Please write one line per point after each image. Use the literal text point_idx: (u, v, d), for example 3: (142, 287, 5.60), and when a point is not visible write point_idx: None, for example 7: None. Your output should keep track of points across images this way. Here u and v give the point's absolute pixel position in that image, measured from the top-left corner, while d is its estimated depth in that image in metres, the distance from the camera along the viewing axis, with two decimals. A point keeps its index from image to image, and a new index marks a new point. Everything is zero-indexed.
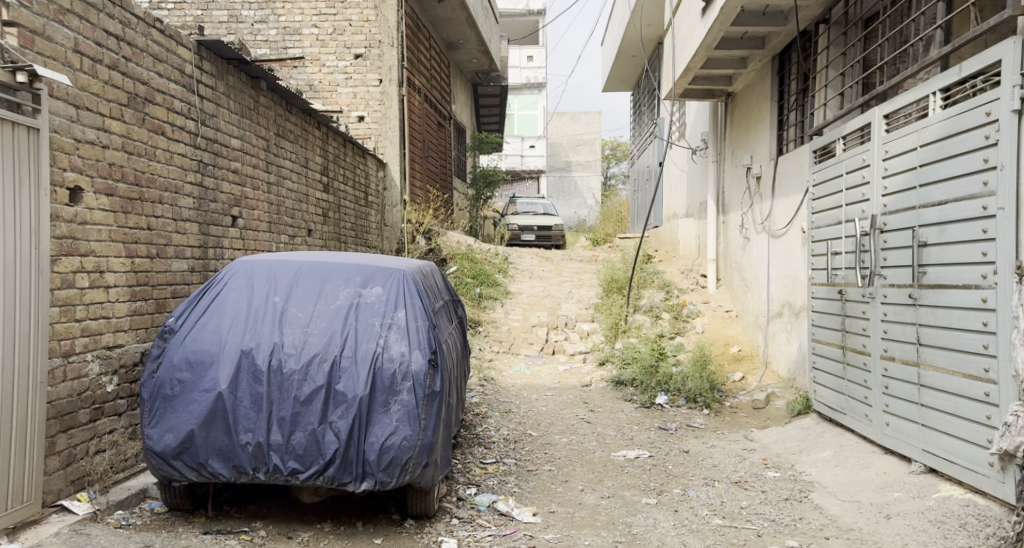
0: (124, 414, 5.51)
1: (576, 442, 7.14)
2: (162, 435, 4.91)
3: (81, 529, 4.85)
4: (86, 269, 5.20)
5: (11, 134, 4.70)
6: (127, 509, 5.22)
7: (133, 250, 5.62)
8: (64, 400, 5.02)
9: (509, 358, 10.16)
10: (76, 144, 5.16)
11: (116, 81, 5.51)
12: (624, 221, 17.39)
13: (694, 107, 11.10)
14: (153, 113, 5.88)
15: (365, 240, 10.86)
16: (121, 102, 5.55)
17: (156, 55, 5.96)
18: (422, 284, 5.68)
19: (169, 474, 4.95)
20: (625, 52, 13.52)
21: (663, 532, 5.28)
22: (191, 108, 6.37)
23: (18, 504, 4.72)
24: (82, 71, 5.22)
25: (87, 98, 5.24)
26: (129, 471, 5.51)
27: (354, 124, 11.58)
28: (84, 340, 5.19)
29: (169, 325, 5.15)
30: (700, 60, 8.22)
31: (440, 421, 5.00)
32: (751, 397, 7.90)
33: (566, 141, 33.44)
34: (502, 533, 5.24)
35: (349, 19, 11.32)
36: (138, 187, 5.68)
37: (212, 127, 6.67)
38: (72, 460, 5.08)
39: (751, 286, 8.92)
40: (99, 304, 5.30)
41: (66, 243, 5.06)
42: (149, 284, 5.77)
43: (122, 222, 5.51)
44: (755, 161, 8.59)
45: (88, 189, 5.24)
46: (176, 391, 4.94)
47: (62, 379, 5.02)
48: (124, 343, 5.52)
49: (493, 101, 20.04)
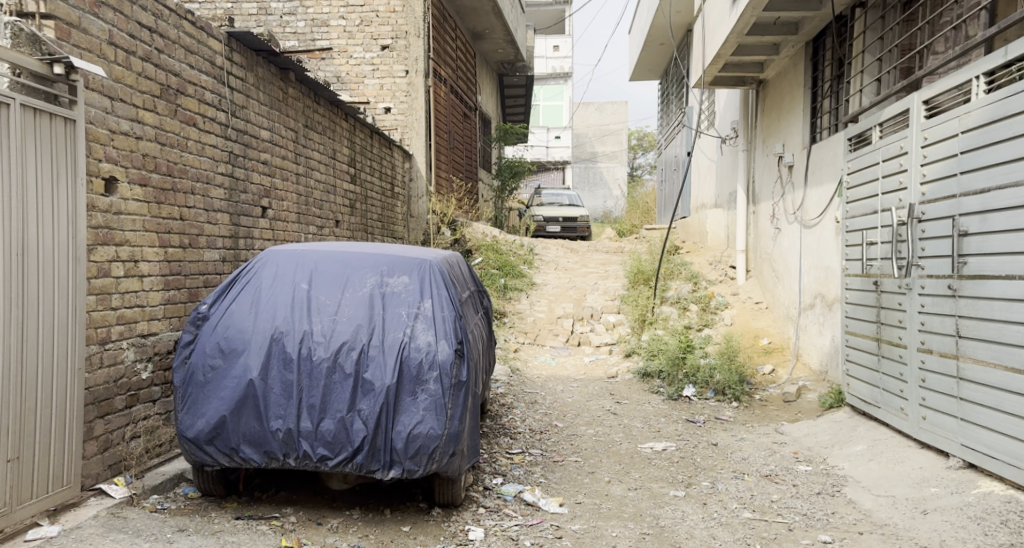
0: (159, 402, 5.52)
1: (603, 434, 7.10)
2: (194, 421, 4.92)
3: (120, 512, 4.86)
4: (122, 258, 5.21)
5: (49, 126, 4.73)
6: (162, 494, 5.21)
7: (167, 239, 5.63)
8: (101, 387, 5.04)
9: (534, 350, 10.14)
10: (111, 135, 5.16)
11: (150, 72, 5.50)
12: (650, 212, 17.15)
13: (723, 95, 10.90)
14: (185, 105, 5.87)
15: (391, 230, 10.85)
16: (153, 93, 5.54)
17: (188, 47, 5.95)
18: (448, 274, 5.66)
19: (202, 459, 4.95)
20: (653, 40, 13.37)
21: (692, 525, 5.23)
22: (222, 99, 6.36)
23: (58, 486, 4.76)
24: (116, 63, 5.22)
25: (121, 89, 5.24)
26: (163, 457, 5.52)
27: (381, 115, 11.60)
28: (120, 328, 5.20)
29: (202, 311, 5.16)
30: (731, 47, 8.04)
31: (466, 411, 4.96)
32: (782, 390, 7.75)
33: (592, 131, 33.20)
34: (528, 523, 5.21)
35: (376, 10, 11.31)
36: (171, 178, 5.69)
37: (242, 119, 6.65)
38: (109, 445, 5.10)
39: (782, 277, 8.75)
40: (133, 293, 5.31)
41: (102, 233, 5.06)
42: (182, 273, 5.78)
43: (156, 212, 5.51)
44: (787, 150, 8.41)
45: (122, 179, 5.24)
46: (209, 377, 4.95)
47: (99, 366, 5.03)
48: (158, 331, 5.53)
49: (518, 91, 19.96)
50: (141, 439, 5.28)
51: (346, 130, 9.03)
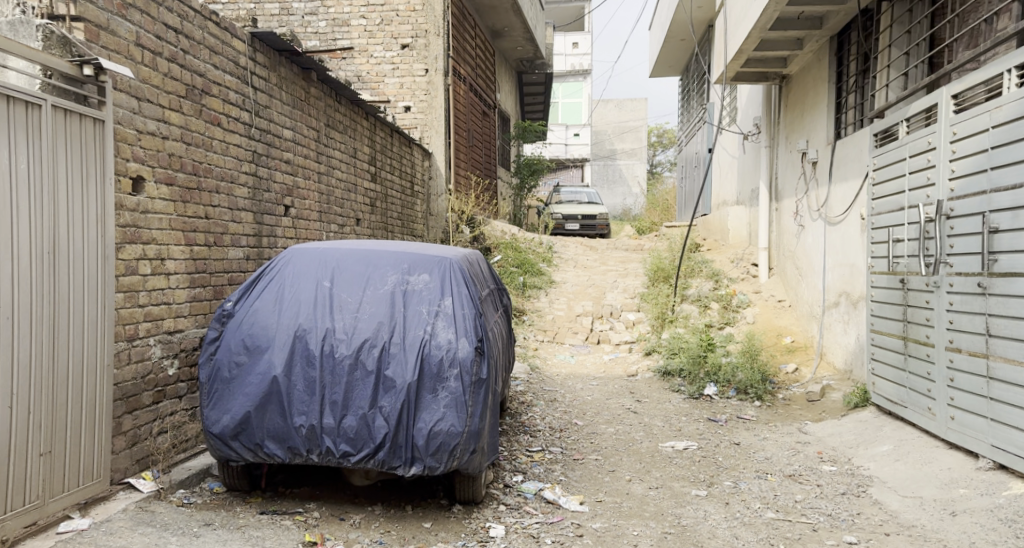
0: (185, 398, 5.53)
1: (623, 432, 7.05)
2: (219, 416, 4.93)
3: (147, 506, 4.87)
4: (149, 256, 5.23)
5: (79, 127, 4.75)
6: (189, 488, 5.22)
7: (192, 238, 5.63)
8: (129, 383, 5.06)
9: (553, 348, 10.11)
10: (139, 135, 5.18)
11: (175, 73, 5.52)
12: (670, 209, 17.04)
13: (745, 91, 10.80)
14: (210, 105, 5.88)
15: (410, 228, 10.84)
16: (179, 93, 5.55)
17: (212, 47, 5.96)
18: (468, 272, 5.64)
19: (227, 454, 4.95)
20: (674, 36, 13.28)
21: (714, 525, 5.18)
22: (246, 99, 6.36)
23: (88, 480, 4.78)
24: (143, 64, 5.24)
25: (148, 90, 5.25)
26: (190, 452, 5.53)
27: (401, 114, 11.60)
28: (147, 325, 5.22)
29: (227, 309, 5.17)
30: (754, 42, 7.96)
31: (486, 408, 4.93)
32: (805, 389, 7.67)
33: (611, 128, 33.07)
34: (548, 521, 5.17)
35: (396, 9, 11.31)
36: (197, 177, 5.69)
37: (265, 118, 6.65)
38: (137, 440, 5.12)
39: (805, 275, 8.66)
40: (160, 290, 5.33)
41: (129, 231, 5.08)
42: (207, 270, 5.79)
43: (182, 211, 5.52)
44: (810, 146, 8.32)
45: (149, 179, 5.26)
46: (234, 374, 4.95)
47: (127, 362, 5.05)
48: (184, 328, 5.55)
49: (537, 88, 19.91)
50: (168, 434, 5.29)
51: (367, 129, 9.02)
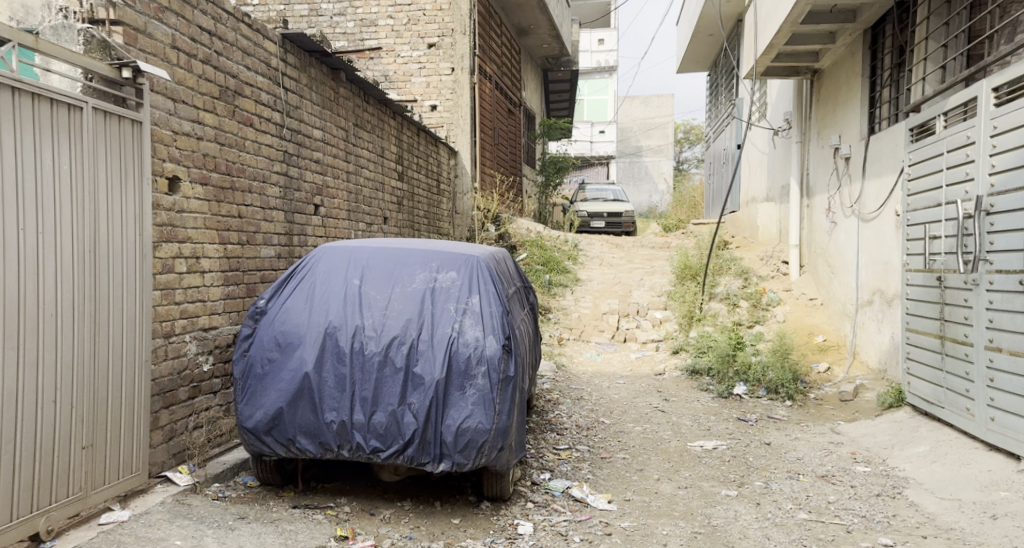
0: (219, 393, 5.53)
1: (651, 431, 6.98)
2: (252, 412, 4.92)
3: (184, 499, 4.88)
4: (185, 255, 5.24)
5: (117, 128, 4.78)
6: (223, 482, 5.22)
7: (226, 236, 5.63)
8: (166, 378, 5.07)
9: (579, 346, 10.05)
10: (174, 136, 5.18)
11: (209, 74, 5.52)
12: (698, 206, 16.91)
13: (775, 86, 10.66)
14: (243, 106, 5.88)
15: (436, 226, 10.82)
16: (212, 95, 5.55)
17: (245, 49, 5.96)
18: (495, 271, 5.60)
19: (260, 449, 4.95)
20: (702, 31, 13.17)
21: (745, 525, 5.11)
22: (277, 99, 6.36)
23: (128, 473, 4.81)
24: (179, 66, 5.25)
25: (183, 92, 5.26)
26: (225, 446, 5.54)
27: (427, 113, 11.59)
28: (183, 322, 5.23)
29: (260, 306, 5.17)
30: (785, 36, 7.85)
31: (514, 406, 4.88)
32: (838, 389, 7.56)
33: (637, 125, 32.90)
34: (576, 519, 5.12)
35: (423, 8, 11.31)
36: (230, 177, 5.69)
37: (296, 119, 6.65)
38: (174, 435, 5.14)
39: (838, 273, 8.54)
40: (195, 288, 5.34)
41: (166, 230, 5.09)
42: (241, 268, 5.78)
43: (216, 210, 5.52)
44: (843, 142, 8.19)
45: (185, 179, 5.26)
46: (267, 369, 4.94)
47: (164, 358, 5.07)
48: (219, 325, 5.55)
49: (563, 86, 19.84)
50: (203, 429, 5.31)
51: (394, 127, 9.01)
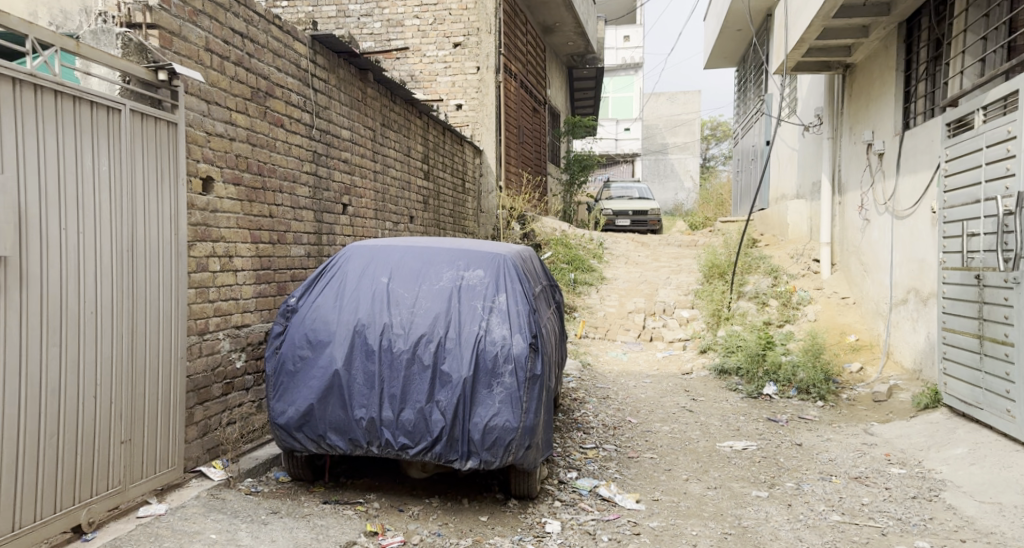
0: (252, 390, 5.53)
1: (679, 431, 6.89)
2: (283, 408, 4.90)
3: (219, 493, 4.88)
4: (218, 253, 5.24)
5: (153, 130, 4.78)
6: (256, 477, 5.21)
7: (258, 235, 5.62)
8: (200, 375, 5.08)
9: (605, 345, 9.98)
10: (208, 137, 5.18)
11: (241, 76, 5.51)
12: (725, 204, 16.75)
13: (806, 81, 10.51)
14: (274, 107, 5.87)
15: (461, 225, 10.79)
16: (244, 96, 5.54)
17: (275, 51, 5.94)
18: (522, 269, 5.54)
19: (291, 445, 4.93)
20: (730, 26, 13.03)
21: (776, 526, 5.02)
22: (307, 100, 6.35)
23: (165, 467, 4.81)
24: (212, 68, 5.24)
25: (217, 94, 5.26)
26: (257, 442, 5.53)
27: (452, 112, 11.56)
28: (217, 320, 5.24)
29: (291, 304, 5.15)
30: (816, 30, 7.74)
31: (541, 404, 4.83)
32: (872, 389, 7.43)
33: (663, 123, 32.69)
34: (604, 518, 5.06)
35: (449, 8, 11.28)
36: (262, 177, 5.68)
37: (325, 119, 6.63)
38: (208, 430, 5.14)
39: (871, 271, 8.41)
40: (228, 286, 5.34)
41: (200, 229, 5.09)
42: (272, 267, 5.77)
43: (248, 209, 5.52)
44: (876, 137, 8.06)
45: (218, 179, 5.26)
46: (298, 367, 4.93)
47: (199, 355, 5.07)
48: (251, 322, 5.55)
49: (588, 83, 19.72)
50: (237, 424, 5.30)
51: (420, 126, 8.97)
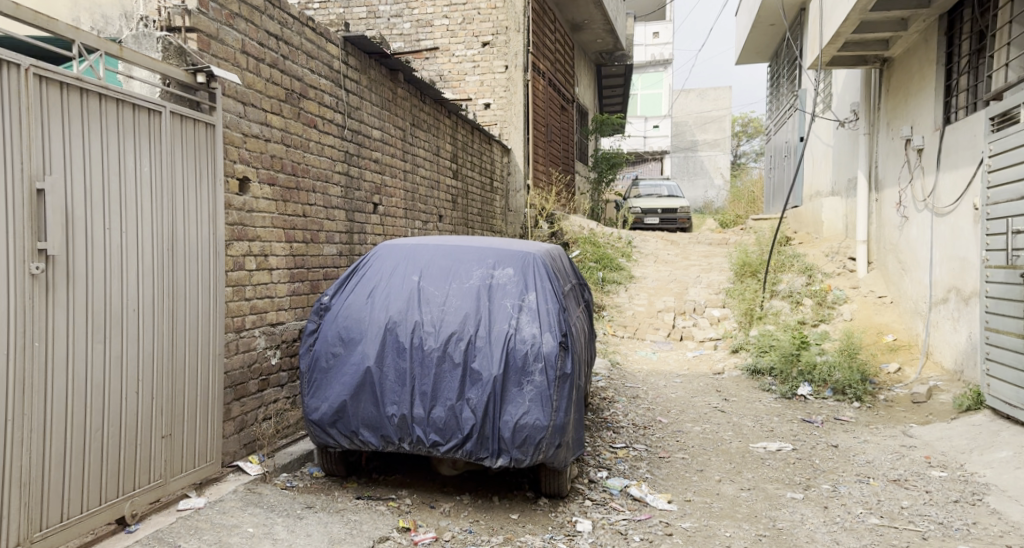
0: (287, 386, 5.51)
1: (711, 432, 6.79)
2: (316, 404, 4.88)
3: (255, 488, 4.86)
4: (254, 253, 5.22)
5: (193, 132, 4.77)
6: (291, 473, 5.19)
7: (292, 234, 5.60)
8: (237, 371, 5.07)
9: (634, 344, 9.88)
10: (244, 138, 5.16)
11: (276, 78, 5.49)
12: (757, 201, 16.56)
13: (842, 76, 10.33)
14: (307, 108, 5.84)
15: (490, 224, 10.74)
16: (279, 98, 5.52)
17: (309, 52, 5.91)
18: (552, 268, 5.46)
19: (325, 441, 4.90)
20: (762, 21, 12.86)
21: (812, 529, 4.91)
22: (339, 101, 6.31)
23: (203, 462, 4.80)
24: (248, 70, 5.23)
25: (252, 95, 5.24)
26: (292, 437, 5.51)
27: (481, 111, 11.51)
28: (253, 318, 5.23)
29: (324, 302, 5.11)
30: (853, 24, 7.59)
31: (571, 403, 4.74)
32: (910, 390, 7.28)
33: (693, 119, 32.39)
34: (636, 518, 4.97)
35: (478, 7, 11.22)
36: (296, 178, 5.65)
37: (356, 119, 6.59)
38: (244, 425, 5.12)
39: (910, 270, 8.24)
40: (264, 285, 5.32)
41: (236, 229, 5.08)
42: (306, 266, 5.75)
43: (283, 209, 5.50)
44: (915, 133, 7.89)
45: (254, 179, 5.24)
46: (331, 364, 4.89)
47: (235, 351, 5.06)
48: (285, 320, 5.53)
49: (617, 80, 19.57)
50: (272, 420, 5.28)
51: (449, 126, 8.92)
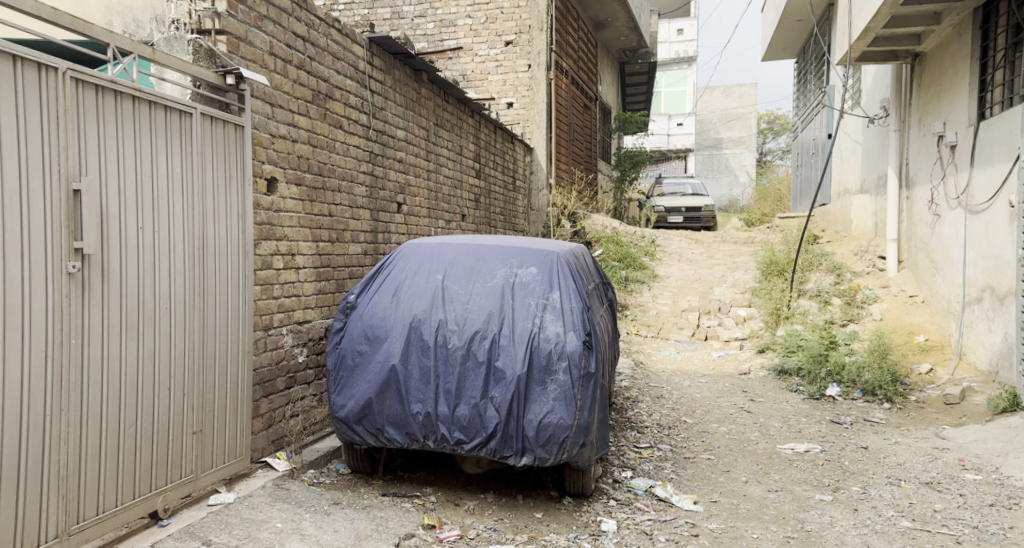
0: (313, 384, 5.48)
1: (737, 432, 6.68)
2: (342, 401, 4.84)
3: (284, 483, 4.82)
4: (281, 252, 5.19)
5: (222, 133, 4.75)
6: (318, 469, 5.15)
7: (319, 234, 5.57)
8: (265, 369, 5.04)
9: (658, 343, 9.78)
10: (272, 139, 5.14)
11: (303, 79, 5.46)
12: (784, 200, 16.38)
13: (872, 71, 10.16)
14: (333, 109, 5.81)
15: (512, 224, 10.68)
16: (306, 99, 5.49)
17: (335, 54, 5.88)
18: (576, 267, 5.38)
19: (351, 438, 4.86)
20: (789, 16, 12.71)
21: (842, 531, 4.80)
22: (364, 101, 6.27)
23: (232, 458, 4.78)
24: (276, 72, 5.20)
25: (280, 97, 5.21)
26: (318, 434, 5.48)
27: (504, 110, 11.46)
28: (280, 316, 5.20)
29: (350, 301, 5.07)
30: (884, 19, 7.46)
31: (596, 402, 4.66)
32: (943, 391, 7.14)
33: (717, 116, 32.17)
34: (661, 519, 4.89)
35: (501, 6, 11.17)
36: (322, 178, 5.62)
37: (381, 119, 6.55)
38: (272, 422, 5.09)
39: (942, 269, 8.09)
40: (291, 284, 5.29)
41: (265, 229, 5.05)
42: (331, 265, 5.72)
43: (310, 209, 5.47)
44: (949, 129, 7.74)
45: (281, 179, 5.21)
46: (356, 362, 4.86)
47: (263, 349, 5.03)
48: (312, 318, 5.50)
49: (640, 77, 19.45)
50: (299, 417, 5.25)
51: (472, 126, 8.87)
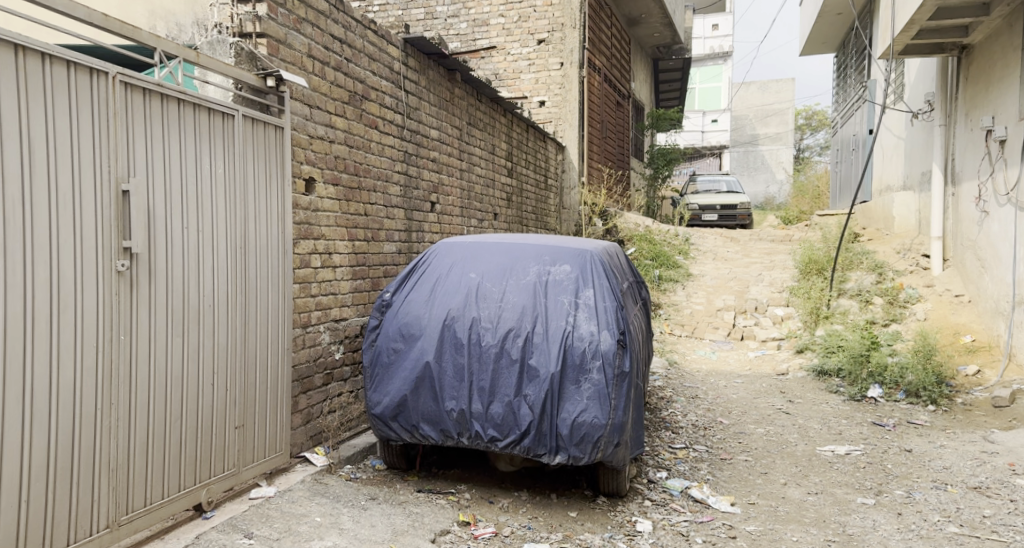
0: (350, 381, 5.42)
1: (775, 434, 6.53)
2: (378, 398, 4.78)
3: (322, 478, 4.77)
4: (319, 251, 5.14)
5: (263, 133, 4.71)
6: (355, 464, 5.10)
7: (355, 233, 5.51)
8: (303, 365, 4.98)
9: (692, 343, 9.63)
10: (310, 140, 5.08)
11: (341, 81, 5.41)
12: (823, 197, 16.12)
13: (915, 65, 9.92)
14: (369, 109, 5.75)
15: (545, 222, 10.58)
16: (343, 99, 5.43)
17: (371, 55, 5.82)
18: (609, 265, 5.26)
19: (387, 435, 4.80)
20: (829, 10, 12.49)
21: (886, 536, 4.65)
22: (399, 101, 6.20)
23: (273, 452, 4.73)
24: (314, 73, 5.15)
25: (318, 98, 5.16)
26: (354, 430, 5.43)
27: (536, 108, 11.37)
28: (318, 313, 5.14)
29: (386, 299, 5.00)
30: (929, 11, 7.25)
31: (630, 402, 4.54)
32: (991, 393, 6.93)
33: (753, 113, 32.02)
34: (698, 520, 4.76)
35: (534, 4, 11.07)
36: (358, 177, 5.56)
37: (415, 119, 6.49)
38: (310, 418, 5.04)
39: (989, 267, 7.87)
40: (328, 282, 5.24)
41: (303, 228, 5.00)
42: (367, 264, 5.66)
43: (346, 209, 5.41)
44: (998, 123, 7.50)
45: (319, 179, 5.15)
46: (392, 359, 4.79)
47: (302, 346, 4.98)
48: (348, 316, 5.44)
49: (673, 74, 19.25)
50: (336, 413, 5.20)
51: (504, 124, 8.78)
